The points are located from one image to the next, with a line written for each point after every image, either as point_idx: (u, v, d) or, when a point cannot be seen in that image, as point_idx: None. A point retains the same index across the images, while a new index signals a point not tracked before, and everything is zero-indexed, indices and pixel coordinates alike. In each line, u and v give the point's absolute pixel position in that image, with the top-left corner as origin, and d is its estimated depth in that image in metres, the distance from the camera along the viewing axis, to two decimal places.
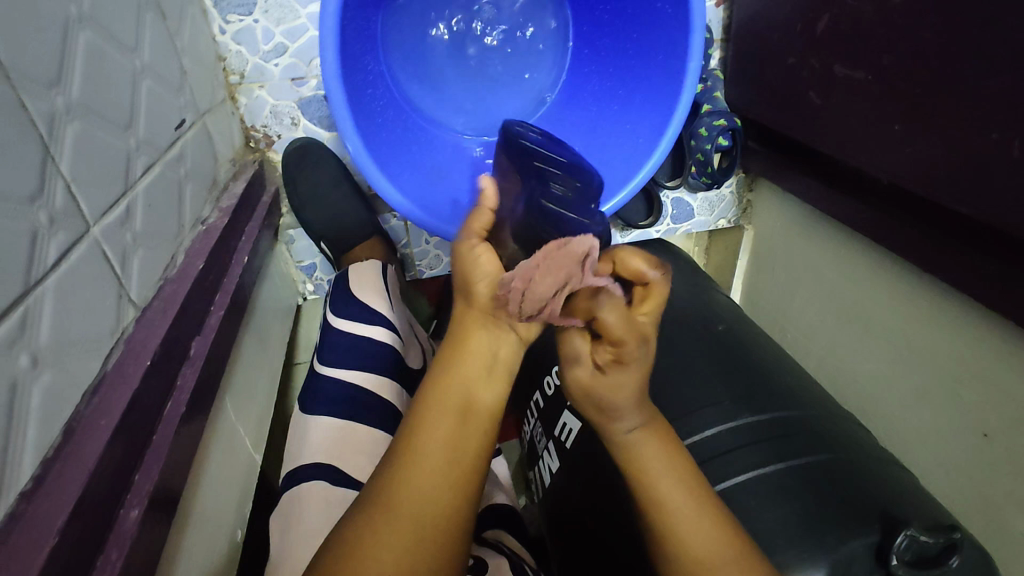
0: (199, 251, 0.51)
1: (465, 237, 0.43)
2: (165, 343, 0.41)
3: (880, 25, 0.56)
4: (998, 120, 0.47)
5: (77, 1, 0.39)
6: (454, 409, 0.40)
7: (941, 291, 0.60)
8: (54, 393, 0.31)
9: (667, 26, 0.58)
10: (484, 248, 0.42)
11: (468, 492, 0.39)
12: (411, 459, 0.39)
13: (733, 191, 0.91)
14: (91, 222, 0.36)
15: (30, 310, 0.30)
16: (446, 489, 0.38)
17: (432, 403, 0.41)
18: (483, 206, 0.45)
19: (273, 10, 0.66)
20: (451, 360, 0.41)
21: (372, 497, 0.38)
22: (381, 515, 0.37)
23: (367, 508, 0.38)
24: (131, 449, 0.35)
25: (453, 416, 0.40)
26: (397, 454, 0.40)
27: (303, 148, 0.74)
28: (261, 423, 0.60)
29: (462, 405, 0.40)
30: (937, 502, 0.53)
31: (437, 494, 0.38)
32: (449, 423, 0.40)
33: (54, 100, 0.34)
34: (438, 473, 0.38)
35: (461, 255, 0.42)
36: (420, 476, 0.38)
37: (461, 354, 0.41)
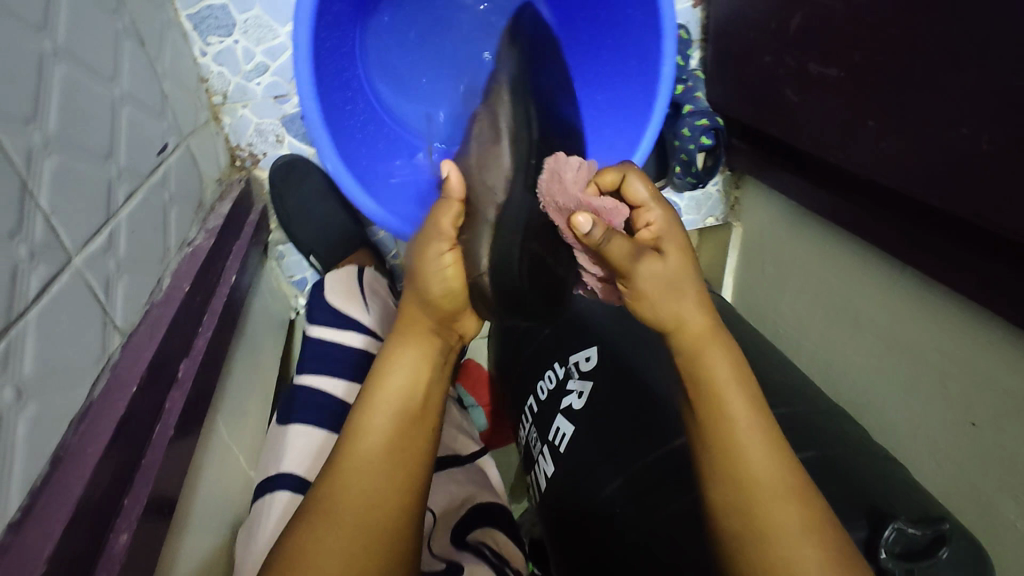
0: (185, 273, 0.51)
1: (438, 239, 0.47)
2: (152, 368, 0.41)
3: (852, 22, 0.56)
4: (969, 115, 0.47)
5: (50, 36, 0.39)
6: (390, 400, 0.43)
7: (924, 282, 0.60)
8: (40, 425, 0.31)
9: (641, 32, 0.58)
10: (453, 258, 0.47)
11: (409, 473, 0.42)
12: (350, 445, 0.42)
13: (720, 189, 0.92)
14: (73, 252, 0.37)
15: (13, 345, 0.30)
16: (382, 469, 0.41)
17: (376, 410, 0.43)
18: (453, 201, 0.49)
19: (252, 30, 0.66)
20: (403, 359, 0.45)
21: (313, 506, 0.39)
22: (323, 520, 0.38)
23: (309, 515, 0.39)
24: (119, 477, 0.35)
25: (397, 421, 0.43)
26: (338, 462, 0.41)
27: (290, 165, 0.75)
28: (254, 440, 0.61)
29: (401, 395, 0.44)
30: (927, 494, 0.53)
31: (381, 495, 0.40)
32: (387, 412, 0.43)
33: (31, 135, 0.35)
34: (375, 456, 0.41)
35: (429, 259, 0.46)
36: (363, 479, 0.40)
37: (401, 347, 0.46)
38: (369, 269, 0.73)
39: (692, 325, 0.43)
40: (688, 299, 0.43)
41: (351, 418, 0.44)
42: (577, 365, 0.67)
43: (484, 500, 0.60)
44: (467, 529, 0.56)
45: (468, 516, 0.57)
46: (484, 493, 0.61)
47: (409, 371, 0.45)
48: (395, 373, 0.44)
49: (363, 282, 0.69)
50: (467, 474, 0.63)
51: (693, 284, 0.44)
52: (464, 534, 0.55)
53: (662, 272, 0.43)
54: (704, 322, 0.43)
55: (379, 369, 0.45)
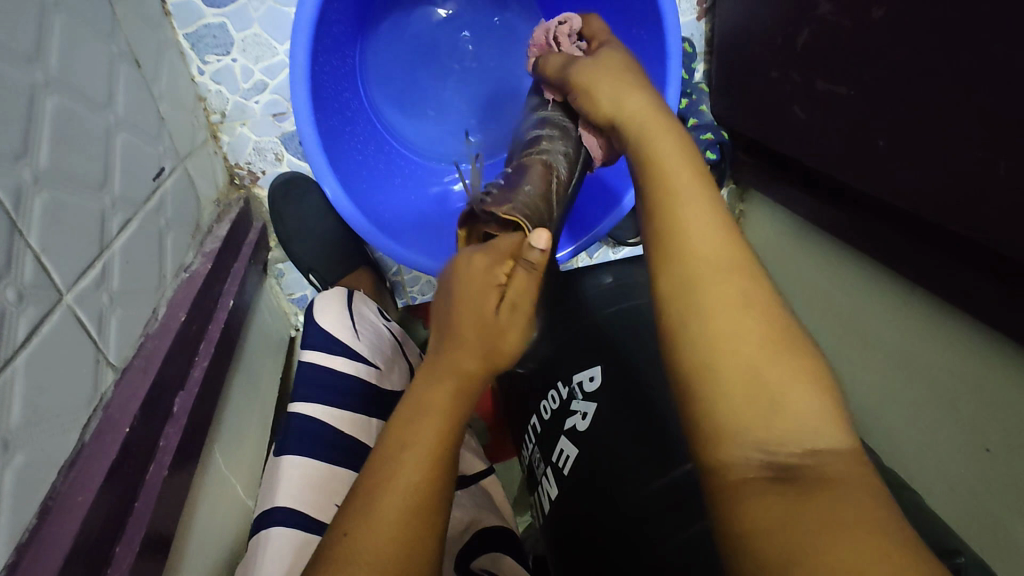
0: (181, 301, 0.50)
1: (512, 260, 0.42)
2: (146, 404, 0.40)
3: (860, 41, 0.55)
4: (983, 140, 0.46)
5: (42, 67, 0.38)
6: (436, 436, 0.36)
7: (935, 303, 0.59)
8: (28, 475, 0.30)
9: (647, 52, 0.58)
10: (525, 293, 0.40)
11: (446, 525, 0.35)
12: (384, 486, 0.34)
13: (724, 203, 0.90)
14: (64, 290, 0.36)
15: (0, 393, 0.30)
16: (425, 524, 0.33)
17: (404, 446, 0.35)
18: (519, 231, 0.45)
19: (251, 48, 0.66)
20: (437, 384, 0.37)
21: (321, 570, 0.31)
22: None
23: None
24: (111, 523, 0.34)
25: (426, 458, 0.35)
26: (355, 509, 0.33)
27: (288, 183, 0.74)
28: (252, 467, 0.60)
29: (446, 428, 0.36)
30: (941, 525, 0.51)
31: (404, 550, 0.32)
32: (429, 449, 0.35)
33: (21, 172, 0.34)
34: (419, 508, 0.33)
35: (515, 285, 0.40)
36: (382, 530, 0.32)
37: (447, 372, 0.38)
38: (358, 292, 0.72)
39: (674, 179, 0.39)
40: (666, 137, 0.41)
41: (382, 452, 0.35)
42: (581, 385, 0.65)
43: (492, 523, 0.59)
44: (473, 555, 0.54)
45: (472, 540, 0.55)
46: (488, 515, 0.59)
47: (456, 401, 0.37)
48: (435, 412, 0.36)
49: (350, 304, 0.68)
50: (471, 495, 0.61)
51: (676, 133, 0.42)
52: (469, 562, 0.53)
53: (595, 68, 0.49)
54: (688, 171, 0.39)
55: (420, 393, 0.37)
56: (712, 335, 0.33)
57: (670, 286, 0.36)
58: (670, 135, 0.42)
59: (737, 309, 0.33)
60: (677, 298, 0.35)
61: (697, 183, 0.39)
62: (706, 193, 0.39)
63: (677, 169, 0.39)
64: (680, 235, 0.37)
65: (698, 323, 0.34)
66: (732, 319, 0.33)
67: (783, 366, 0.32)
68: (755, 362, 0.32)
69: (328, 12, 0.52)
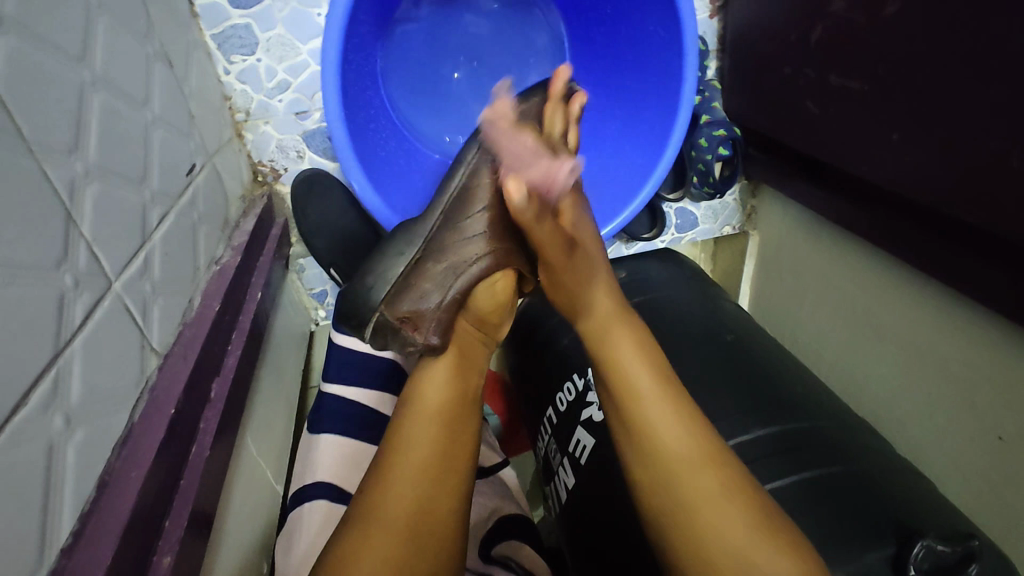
0: (214, 292, 0.52)
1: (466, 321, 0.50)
2: (188, 388, 0.42)
3: (874, 36, 0.56)
4: (998, 129, 0.47)
5: (89, 66, 0.40)
6: (439, 407, 0.44)
7: (949, 294, 0.60)
8: (88, 449, 0.32)
9: (662, 48, 0.60)
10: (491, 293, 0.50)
11: (458, 485, 0.42)
12: (394, 450, 0.42)
13: (736, 198, 0.91)
14: (113, 278, 0.38)
15: (62, 371, 0.31)
16: (431, 480, 0.41)
17: (416, 414, 0.44)
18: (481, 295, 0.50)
19: (275, 49, 0.68)
20: (443, 365, 0.47)
21: (358, 514, 0.40)
22: (369, 527, 0.39)
23: (355, 524, 0.40)
24: (162, 498, 0.36)
25: (435, 423, 0.43)
26: (382, 462, 0.42)
27: (309, 180, 0.75)
28: (280, 455, 0.62)
29: (447, 402, 0.45)
30: (955, 511, 0.53)
31: (427, 500, 0.40)
32: (434, 413, 0.44)
33: (74, 165, 0.36)
34: (424, 462, 0.41)
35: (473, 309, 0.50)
36: (407, 482, 0.40)
37: (443, 361, 0.47)
38: None
39: (642, 390, 0.46)
40: (626, 347, 0.48)
41: (396, 421, 0.44)
42: None
43: (510, 512, 0.59)
44: (492, 542, 0.55)
45: (494, 529, 0.56)
46: (507, 504, 0.60)
47: (452, 382, 0.46)
48: (439, 386, 0.45)
49: None
50: (489, 485, 0.62)
51: (631, 338, 0.48)
52: (489, 547, 0.55)
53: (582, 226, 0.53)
54: (648, 379, 0.46)
55: (422, 375, 0.47)
56: (700, 532, 0.42)
57: (647, 478, 0.45)
58: (627, 336, 0.49)
59: (694, 450, 0.44)
60: (660, 487, 0.44)
61: (650, 369, 0.47)
62: (666, 395, 0.46)
63: (644, 384, 0.46)
64: (656, 444, 0.44)
65: (696, 540, 0.42)
66: (696, 469, 0.43)
67: (758, 532, 0.42)
68: (714, 498, 0.43)
69: (356, 15, 0.53)
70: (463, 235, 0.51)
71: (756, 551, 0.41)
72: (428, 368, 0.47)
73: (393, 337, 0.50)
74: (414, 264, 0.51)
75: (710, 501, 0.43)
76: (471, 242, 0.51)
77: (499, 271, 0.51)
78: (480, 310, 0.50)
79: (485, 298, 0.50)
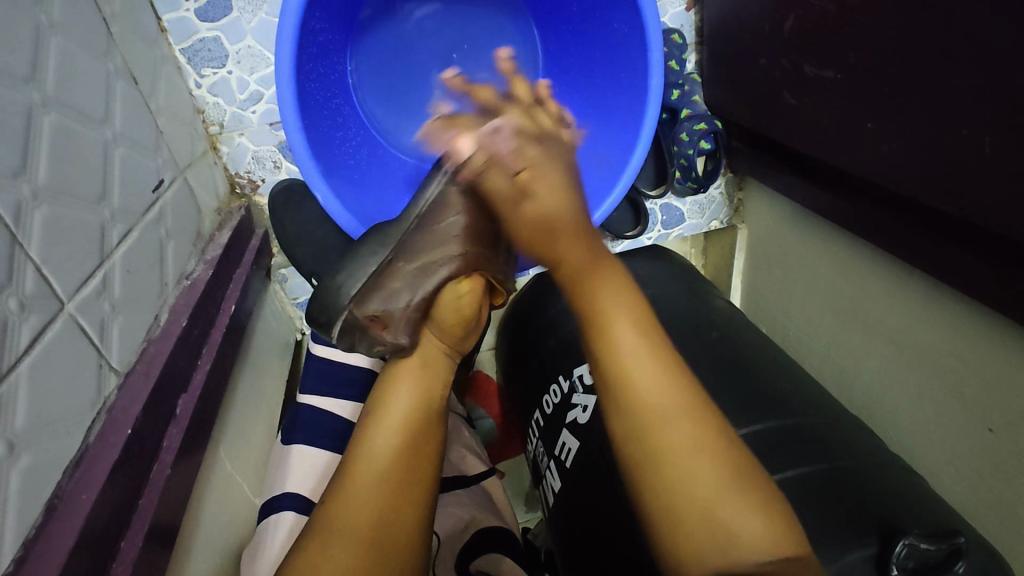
0: (183, 307, 0.52)
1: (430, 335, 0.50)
2: (148, 407, 0.42)
3: (845, 24, 0.55)
4: (969, 115, 0.46)
5: (39, 87, 0.40)
6: (402, 419, 0.44)
7: (934, 284, 0.58)
8: (34, 475, 0.32)
9: (628, 45, 0.59)
10: (459, 295, 0.50)
11: (422, 494, 0.42)
12: (357, 460, 0.42)
13: (722, 192, 0.90)
14: (65, 299, 0.38)
15: (5, 397, 0.31)
16: (393, 489, 0.41)
17: (383, 421, 0.44)
18: (445, 300, 0.49)
19: (245, 60, 0.67)
20: (413, 375, 0.48)
21: (325, 516, 0.40)
22: (335, 529, 0.39)
23: (321, 527, 0.40)
24: (115, 520, 0.36)
25: (402, 430, 0.44)
26: (349, 468, 0.42)
27: (288, 189, 0.75)
28: (259, 467, 0.62)
29: (410, 415, 0.45)
30: (943, 506, 0.51)
31: (394, 506, 0.40)
32: (402, 420, 0.44)
33: (21, 188, 0.36)
34: (387, 471, 0.41)
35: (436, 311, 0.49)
36: (373, 487, 0.41)
37: (409, 372, 0.48)
38: None
39: (628, 357, 0.43)
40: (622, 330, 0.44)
41: (360, 433, 0.44)
42: (582, 378, 0.65)
43: (490, 523, 0.59)
44: (473, 553, 0.55)
45: (471, 542, 0.56)
46: (486, 514, 0.60)
47: (417, 392, 0.46)
48: (407, 394, 0.46)
49: None
50: (471, 495, 0.62)
51: (617, 276, 0.47)
52: (468, 559, 0.55)
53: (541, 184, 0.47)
54: (637, 341, 0.44)
55: (387, 389, 0.47)
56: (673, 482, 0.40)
57: (635, 452, 0.42)
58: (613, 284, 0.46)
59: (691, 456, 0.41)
60: (642, 435, 0.42)
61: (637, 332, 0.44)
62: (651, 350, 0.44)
63: (620, 322, 0.44)
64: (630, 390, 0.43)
65: (670, 497, 0.40)
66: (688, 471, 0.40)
67: (730, 493, 0.40)
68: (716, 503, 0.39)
69: (311, 21, 0.53)
70: (438, 235, 0.51)
71: (724, 509, 0.39)
72: (394, 381, 0.47)
73: (361, 336, 0.49)
74: (388, 262, 0.50)
75: (692, 455, 0.40)
76: (449, 242, 0.51)
77: (465, 278, 0.50)
78: (446, 323, 0.49)
79: (452, 310, 0.49)
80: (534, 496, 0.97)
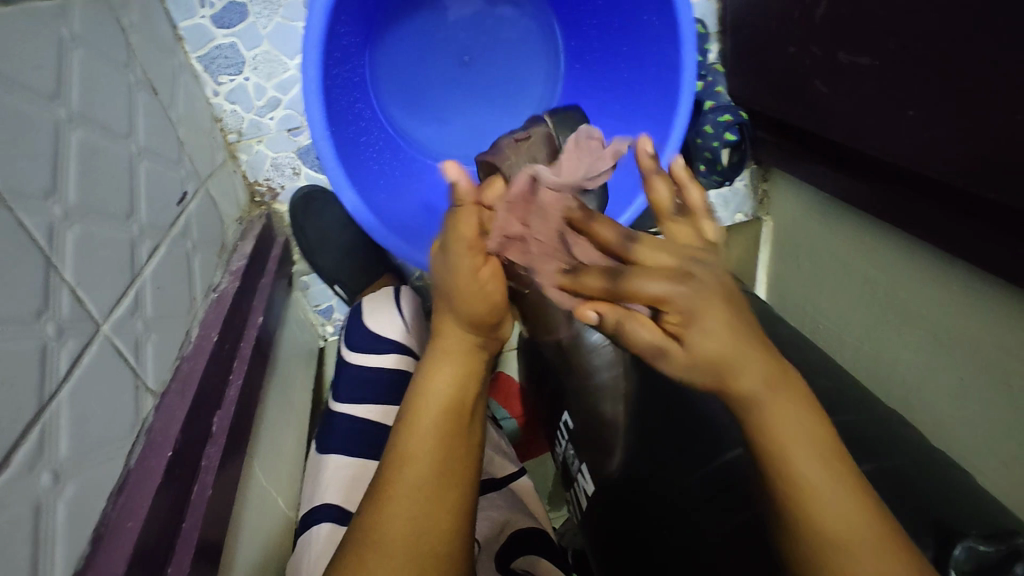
0: (212, 321, 0.51)
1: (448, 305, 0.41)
2: (186, 427, 0.41)
3: (882, 9, 0.53)
4: (1022, 100, 0.44)
5: (65, 103, 0.39)
6: (437, 424, 0.39)
7: (979, 276, 0.56)
8: (79, 504, 0.31)
9: (656, 36, 0.57)
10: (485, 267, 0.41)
11: (461, 498, 0.39)
12: (395, 468, 0.38)
13: (746, 184, 0.88)
14: (101, 320, 0.37)
15: (47, 427, 0.30)
16: (431, 495, 0.38)
17: (417, 423, 0.39)
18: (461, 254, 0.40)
19: (262, 66, 0.67)
20: (448, 370, 0.41)
21: (358, 536, 0.37)
22: (370, 551, 0.36)
23: (355, 547, 0.37)
24: (161, 546, 0.36)
25: (441, 434, 0.39)
26: (378, 484, 0.39)
27: (308, 196, 0.74)
28: (292, 478, 0.61)
29: (449, 410, 0.39)
30: (999, 505, 0.49)
31: (431, 521, 0.37)
32: (439, 422, 0.39)
33: (51, 210, 0.35)
34: (422, 479, 0.38)
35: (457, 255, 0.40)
36: (401, 504, 0.37)
37: (446, 362, 0.41)
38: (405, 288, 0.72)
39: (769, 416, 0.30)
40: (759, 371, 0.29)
41: (393, 438, 0.40)
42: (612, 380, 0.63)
43: (526, 526, 0.58)
44: (513, 555, 0.54)
45: (511, 543, 0.55)
46: (523, 518, 0.59)
47: (454, 382, 0.40)
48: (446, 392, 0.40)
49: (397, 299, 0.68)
50: (506, 498, 0.61)
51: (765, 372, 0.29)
52: (509, 560, 0.53)
53: (676, 272, 0.29)
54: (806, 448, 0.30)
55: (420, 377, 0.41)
56: None
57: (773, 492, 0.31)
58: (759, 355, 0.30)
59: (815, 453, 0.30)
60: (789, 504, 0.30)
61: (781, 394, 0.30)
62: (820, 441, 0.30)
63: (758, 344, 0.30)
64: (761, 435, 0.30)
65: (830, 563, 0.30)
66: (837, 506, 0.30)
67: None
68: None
69: (337, 26, 0.52)
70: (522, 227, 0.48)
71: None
72: (429, 371, 0.41)
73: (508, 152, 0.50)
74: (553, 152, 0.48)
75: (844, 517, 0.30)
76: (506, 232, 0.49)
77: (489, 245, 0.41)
78: (470, 297, 0.40)
79: (468, 274, 0.40)
80: (561, 494, 0.93)
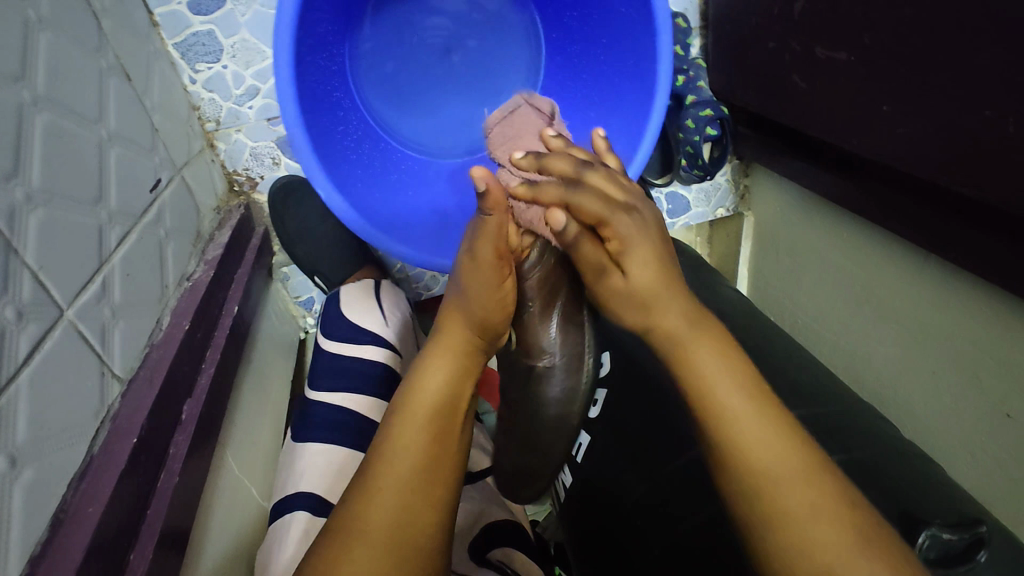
0: (185, 310, 0.51)
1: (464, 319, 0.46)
2: (152, 416, 0.41)
3: (859, 4, 0.53)
4: (990, 96, 0.44)
5: (29, 84, 0.39)
6: (429, 418, 0.41)
7: (950, 270, 0.57)
8: (38, 489, 0.31)
9: (633, 29, 0.57)
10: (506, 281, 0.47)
11: (446, 492, 0.40)
12: (384, 456, 0.40)
13: (728, 179, 0.89)
14: (64, 306, 0.37)
15: (4, 411, 0.30)
16: (416, 489, 0.39)
17: (409, 417, 0.41)
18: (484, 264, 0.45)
19: (240, 53, 0.66)
20: (443, 365, 0.44)
21: (340, 522, 0.37)
22: (356, 535, 0.36)
23: (338, 532, 0.37)
24: (123, 534, 0.36)
25: (431, 430, 0.41)
26: (365, 472, 0.39)
27: (286, 187, 0.74)
28: (266, 468, 0.60)
29: (440, 405, 0.42)
30: (964, 493, 0.50)
31: (418, 514, 0.38)
32: (431, 418, 0.41)
33: (14, 192, 0.35)
34: (411, 470, 0.39)
35: (471, 272, 0.46)
36: (390, 492, 0.38)
37: (440, 362, 0.44)
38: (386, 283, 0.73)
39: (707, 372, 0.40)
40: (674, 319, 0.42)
41: (385, 427, 0.41)
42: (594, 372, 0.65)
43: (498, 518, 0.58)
44: (487, 548, 0.54)
45: (486, 533, 0.55)
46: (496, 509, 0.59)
47: (446, 379, 0.43)
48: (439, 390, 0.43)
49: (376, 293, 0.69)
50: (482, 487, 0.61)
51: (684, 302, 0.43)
52: (484, 553, 0.53)
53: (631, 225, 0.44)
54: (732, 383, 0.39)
55: (415, 375, 0.44)
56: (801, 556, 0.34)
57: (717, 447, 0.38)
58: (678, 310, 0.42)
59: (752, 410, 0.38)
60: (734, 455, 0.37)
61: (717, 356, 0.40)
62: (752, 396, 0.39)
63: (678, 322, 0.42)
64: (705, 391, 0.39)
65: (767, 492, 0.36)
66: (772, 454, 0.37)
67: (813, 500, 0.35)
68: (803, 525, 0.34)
69: (310, 13, 0.52)
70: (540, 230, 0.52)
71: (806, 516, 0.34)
72: (425, 367, 0.44)
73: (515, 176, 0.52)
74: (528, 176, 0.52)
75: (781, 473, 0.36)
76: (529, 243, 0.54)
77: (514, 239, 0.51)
78: (484, 301, 0.46)
79: (493, 276, 0.46)
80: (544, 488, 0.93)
